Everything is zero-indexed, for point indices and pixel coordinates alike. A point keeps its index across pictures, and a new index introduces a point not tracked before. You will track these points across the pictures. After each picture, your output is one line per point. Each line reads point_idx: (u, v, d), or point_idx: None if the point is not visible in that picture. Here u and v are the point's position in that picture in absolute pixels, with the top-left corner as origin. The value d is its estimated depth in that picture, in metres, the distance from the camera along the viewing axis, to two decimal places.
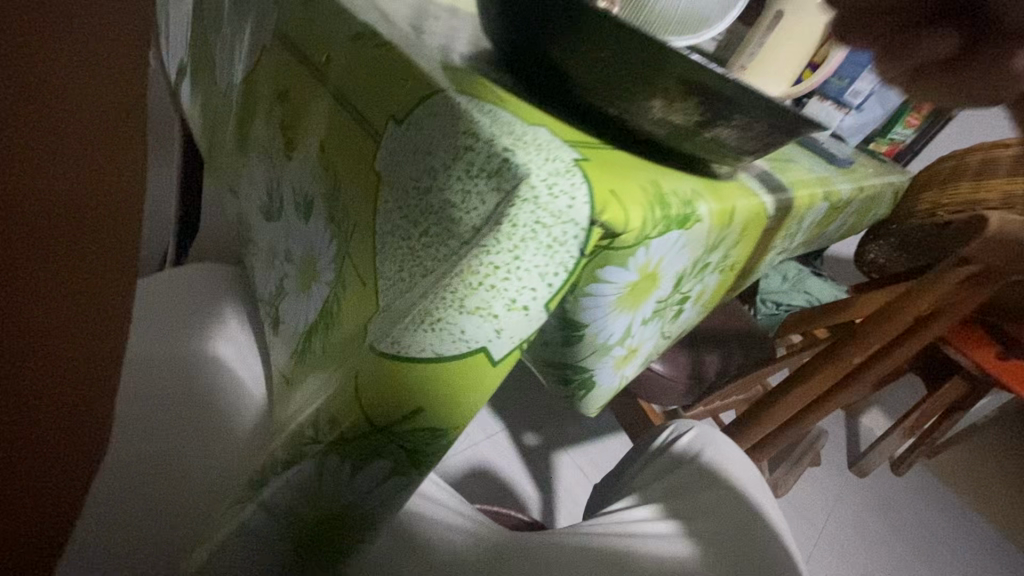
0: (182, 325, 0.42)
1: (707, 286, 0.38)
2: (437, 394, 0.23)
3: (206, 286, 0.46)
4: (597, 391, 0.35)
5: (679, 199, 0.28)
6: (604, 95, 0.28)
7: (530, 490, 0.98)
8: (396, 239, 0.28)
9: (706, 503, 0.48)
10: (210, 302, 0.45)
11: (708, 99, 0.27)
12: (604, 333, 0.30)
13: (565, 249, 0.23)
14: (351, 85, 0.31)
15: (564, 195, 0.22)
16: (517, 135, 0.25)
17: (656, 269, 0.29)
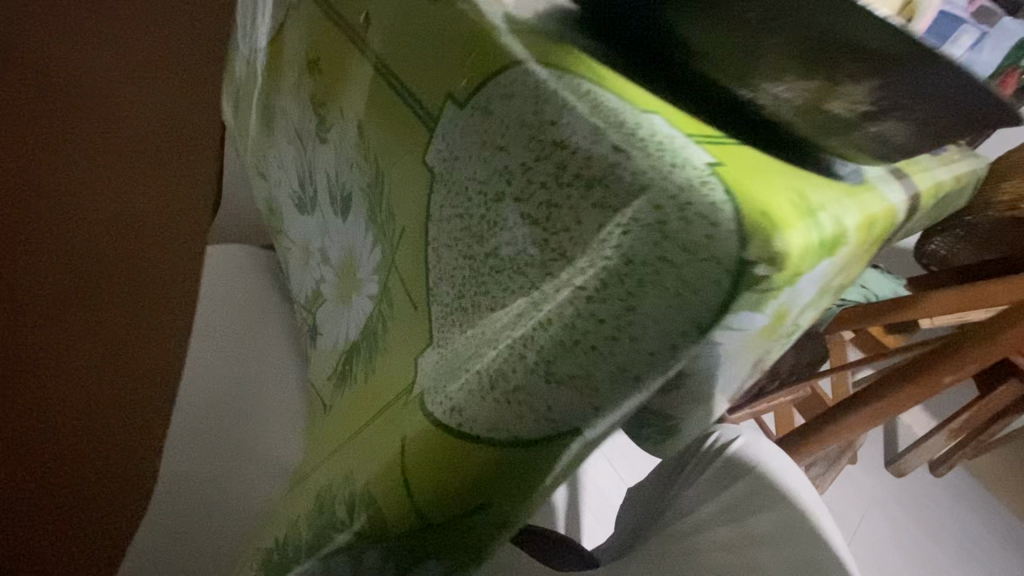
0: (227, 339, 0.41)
1: (823, 312, 0.31)
2: (506, 483, 0.19)
3: (246, 291, 0.44)
4: (682, 438, 0.29)
5: (831, 217, 0.21)
6: (734, 73, 0.21)
7: None
8: (455, 257, 0.22)
9: (763, 533, 0.42)
10: (251, 310, 0.43)
11: (887, 80, 0.20)
12: (712, 382, 0.23)
13: (700, 298, 0.16)
14: (397, 54, 0.24)
15: (700, 221, 0.16)
16: (629, 128, 0.18)
17: (791, 306, 0.22)
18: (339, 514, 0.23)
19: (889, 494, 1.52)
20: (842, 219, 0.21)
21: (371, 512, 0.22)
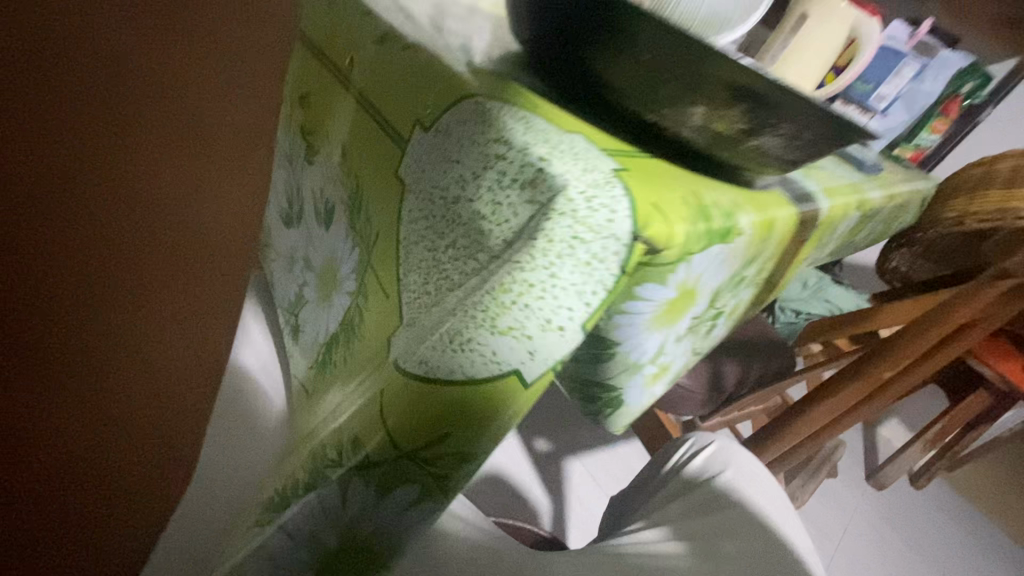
0: None
1: (741, 300, 0.36)
2: (466, 420, 0.22)
3: None
4: (625, 410, 0.33)
5: (720, 212, 0.26)
6: (641, 101, 0.27)
7: (540, 495, 1.09)
8: (422, 249, 0.27)
9: (723, 525, 0.50)
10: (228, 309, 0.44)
11: (755, 108, 0.26)
12: (636, 351, 0.28)
13: (604, 266, 0.21)
14: (376, 90, 0.30)
15: (603, 208, 0.21)
16: (553, 144, 0.23)
17: (695, 285, 0.27)
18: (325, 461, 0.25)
19: (866, 505, 1.56)
20: (732, 215, 0.27)
21: (345, 457, 0.24)
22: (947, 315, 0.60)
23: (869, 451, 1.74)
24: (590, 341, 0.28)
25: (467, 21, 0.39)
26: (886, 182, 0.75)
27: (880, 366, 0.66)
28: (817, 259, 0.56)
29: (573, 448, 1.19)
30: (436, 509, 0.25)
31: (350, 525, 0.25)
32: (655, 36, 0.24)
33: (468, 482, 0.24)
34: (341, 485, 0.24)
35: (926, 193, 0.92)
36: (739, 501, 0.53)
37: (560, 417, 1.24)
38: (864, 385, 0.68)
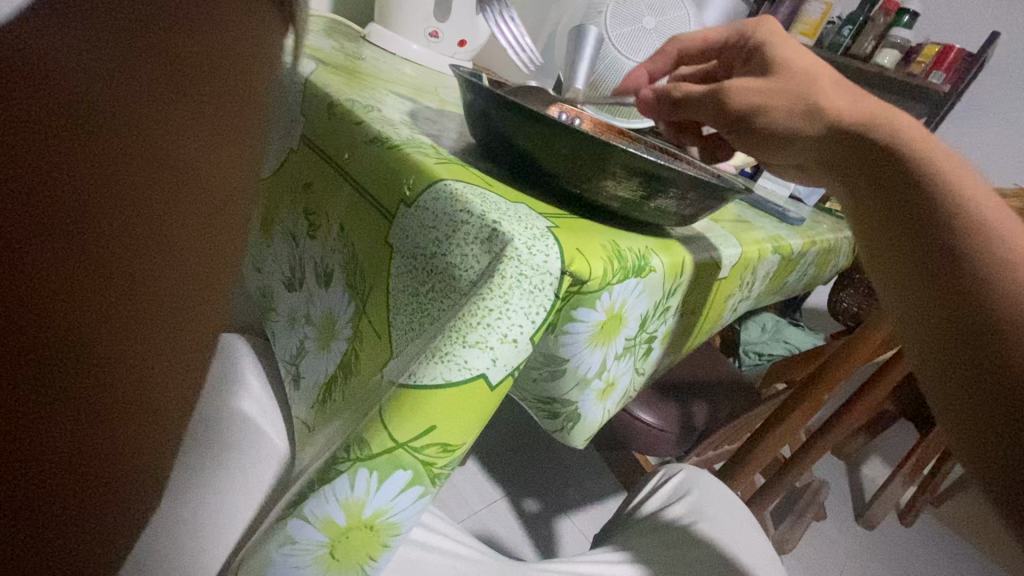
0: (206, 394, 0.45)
1: (670, 327, 0.45)
2: (453, 412, 0.28)
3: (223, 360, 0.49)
4: (583, 423, 0.40)
5: (634, 254, 0.35)
6: (569, 175, 0.36)
7: (531, 554, 1.08)
8: (408, 296, 0.34)
9: (667, 539, 0.55)
10: (228, 370, 0.48)
11: (649, 178, 0.36)
12: (582, 366, 0.36)
13: (544, 294, 0.29)
14: (367, 178, 0.38)
15: (540, 253, 0.29)
16: (502, 211, 0.32)
17: (622, 310, 0.35)
18: (332, 465, 0.28)
19: (859, 546, 1.56)
20: (644, 255, 0.36)
21: (354, 451, 0.28)
22: (867, 338, 0.69)
23: (855, 492, 1.77)
24: (545, 359, 0.36)
25: (437, 123, 0.50)
26: (809, 231, 0.87)
27: (821, 388, 0.76)
28: (748, 298, 0.65)
29: (561, 507, 1.20)
30: (423, 497, 0.29)
31: (355, 514, 0.28)
32: (572, 133, 0.34)
33: (452, 470, 0.29)
34: (350, 477, 0.27)
35: (851, 238, 1.04)
36: (700, 517, 0.58)
37: (545, 477, 1.25)
38: (811, 405, 0.78)
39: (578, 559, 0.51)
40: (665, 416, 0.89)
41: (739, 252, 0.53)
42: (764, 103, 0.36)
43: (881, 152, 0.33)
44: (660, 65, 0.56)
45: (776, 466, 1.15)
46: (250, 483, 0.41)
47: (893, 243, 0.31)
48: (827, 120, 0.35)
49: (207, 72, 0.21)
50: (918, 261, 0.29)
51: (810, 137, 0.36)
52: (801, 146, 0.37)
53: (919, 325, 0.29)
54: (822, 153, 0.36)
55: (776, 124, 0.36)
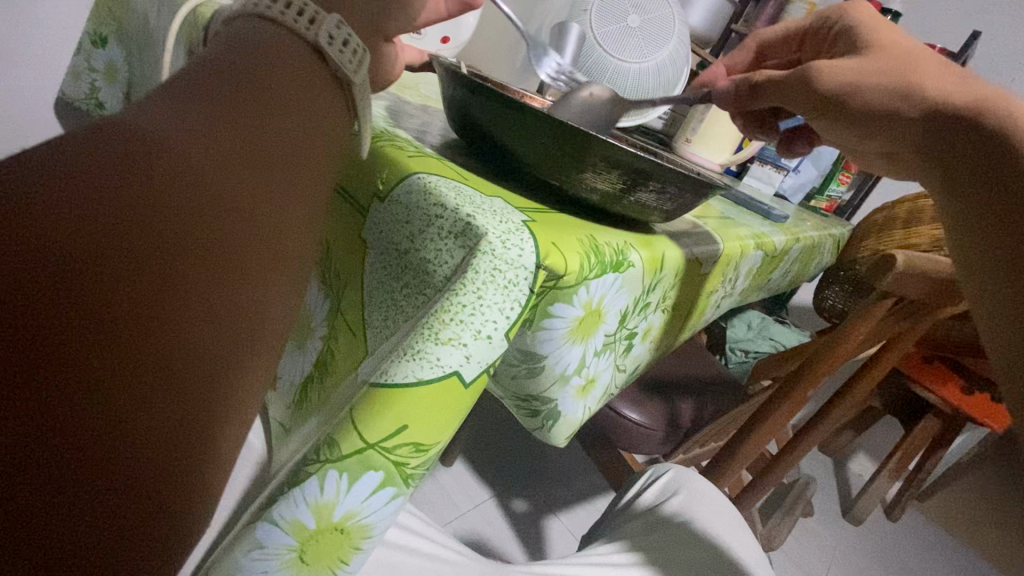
0: None
1: (652, 323, 0.44)
2: (425, 410, 0.27)
3: None
4: (564, 421, 0.39)
5: (612, 249, 0.35)
6: (547, 168, 0.36)
7: (520, 555, 1.08)
8: (382, 294, 0.33)
9: (655, 542, 0.54)
10: None
11: (626, 171, 0.35)
12: (561, 363, 0.35)
13: (518, 288, 0.28)
14: (340, 174, 0.37)
15: (515, 247, 0.28)
16: (477, 205, 0.31)
17: (600, 305, 0.35)
18: (300, 467, 0.27)
19: (846, 541, 1.58)
20: (622, 249, 0.36)
21: (323, 452, 0.27)
22: (851, 332, 0.69)
23: (841, 487, 1.78)
24: (523, 357, 0.35)
25: (416, 118, 0.49)
26: (793, 227, 0.87)
27: (806, 383, 0.76)
28: (732, 294, 0.65)
29: (550, 507, 1.20)
30: (395, 498, 0.28)
31: (325, 517, 0.27)
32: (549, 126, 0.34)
33: (426, 470, 0.28)
34: (319, 479, 0.26)
35: (835, 235, 1.05)
36: (691, 516, 0.57)
37: (533, 478, 1.25)
38: (797, 401, 0.78)
39: (566, 560, 0.50)
40: (651, 413, 0.89)
41: (722, 247, 0.52)
42: (857, 83, 0.38)
43: (981, 133, 0.34)
44: (738, 59, 0.58)
45: (763, 462, 1.16)
46: (225, 487, 0.40)
47: (991, 221, 0.32)
48: (927, 102, 0.36)
49: (281, 110, 0.25)
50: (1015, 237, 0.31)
51: (908, 117, 0.37)
52: (893, 128, 0.38)
53: (1000, 302, 0.31)
54: (916, 134, 0.37)
55: (873, 104, 0.38)
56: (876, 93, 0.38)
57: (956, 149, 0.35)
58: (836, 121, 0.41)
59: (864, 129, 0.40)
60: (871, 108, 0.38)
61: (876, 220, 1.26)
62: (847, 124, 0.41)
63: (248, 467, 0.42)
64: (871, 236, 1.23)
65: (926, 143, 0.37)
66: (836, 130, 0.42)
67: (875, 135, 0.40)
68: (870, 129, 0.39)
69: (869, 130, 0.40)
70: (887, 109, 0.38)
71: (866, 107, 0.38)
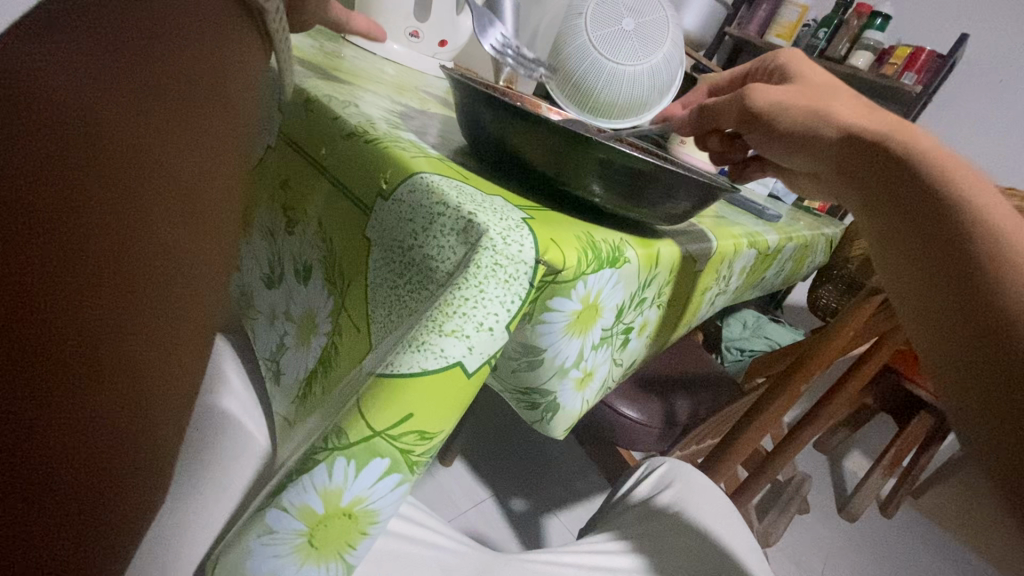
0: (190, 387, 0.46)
1: (647, 318, 0.46)
2: (431, 399, 0.28)
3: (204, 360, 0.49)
4: (562, 413, 0.41)
5: (609, 245, 0.36)
6: (546, 168, 0.37)
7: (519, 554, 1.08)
8: (386, 289, 0.34)
9: (651, 530, 0.56)
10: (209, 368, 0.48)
11: (624, 172, 0.36)
12: (560, 356, 0.36)
13: (519, 283, 0.29)
14: (344, 174, 0.38)
15: (515, 243, 0.29)
16: (478, 204, 0.32)
17: (598, 300, 0.36)
18: (308, 457, 0.28)
19: (842, 538, 1.59)
20: (620, 247, 0.37)
21: (331, 441, 0.28)
22: (842, 328, 0.71)
23: (837, 484, 1.80)
24: (523, 350, 0.36)
25: (417, 120, 0.50)
26: (786, 227, 0.89)
27: (799, 379, 0.77)
28: (726, 292, 0.66)
29: (549, 506, 1.21)
30: (400, 486, 0.29)
31: (333, 502, 0.28)
32: (548, 127, 0.35)
33: (431, 458, 0.29)
34: (328, 466, 0.27)
35: (828, 235, 1.06)
36: (686, 506, 0.59)
37: (532, 477, 1.26)
38: (790, 397, 0.79)
39: (564, 549, 0.52)
40: (648, 411, 0.90)
41: (716, 245, 0.54)
42: (786, 102, 0.43)
43: (895, 162, 0.37)
44: (711, 83, 0.65)
45: (758, 459, 1.17)
46: (230, 478, 0.41)
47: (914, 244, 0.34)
48: (843, 126, 0.40)
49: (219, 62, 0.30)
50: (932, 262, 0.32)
51: (829, 140, 0.41)
52: (817, 150, 0.42)
53: (926, 306, 0.32)
54: (835, 157, 0.41)
55: (798, 127, 0.42)
56: (801, 120, 0.42)
57: (869, 177, 0.38)
58: (768, 144, 0.46)
59: (794, 150, 0.43)
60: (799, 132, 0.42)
61: (868, 220, 1.28)
62: (779, 144, 0.44)
63: (251, 459, 0.43)
64: (864, 236, 1.25)
65: (841, 165, 0.40)
66: (771, 148, 0.46)
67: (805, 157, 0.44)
68: (798, 150, 0.43)
69: (792, 153, 0.44)
70: (814, 135, 0.41)
71: (794, 131, 0.43)
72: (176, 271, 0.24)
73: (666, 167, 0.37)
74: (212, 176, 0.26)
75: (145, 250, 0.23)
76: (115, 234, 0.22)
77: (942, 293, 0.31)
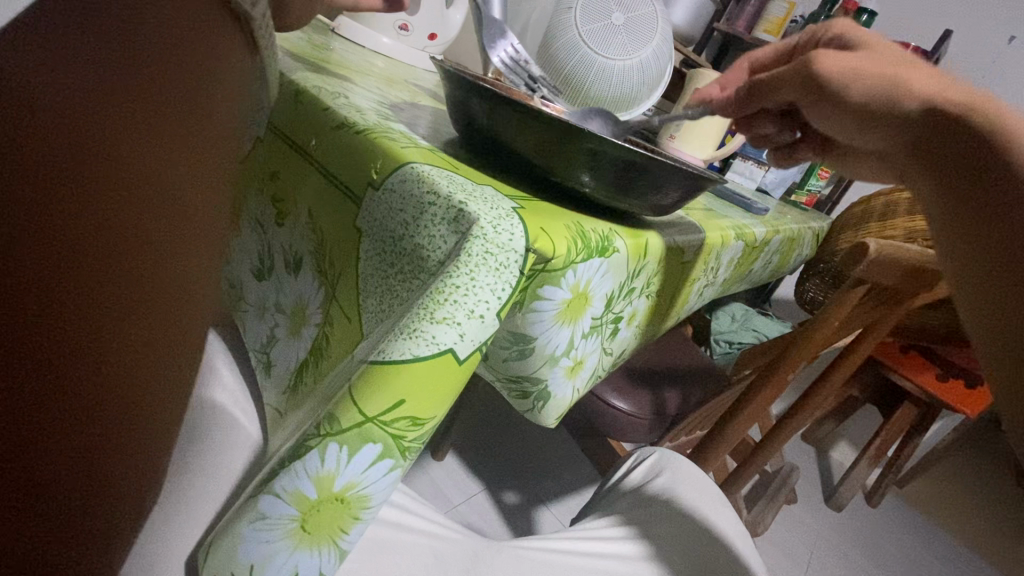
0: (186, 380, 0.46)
1: (636, 308, 0.46)
2: (422, 386, 0.28)
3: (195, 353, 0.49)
4: (553, 401, 0.41)
5: (598, 234, 0.36)
6: (538, 159, 0.37)
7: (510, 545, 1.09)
8: (377, 279, 0.34)
9: (642, 517, 0.57)
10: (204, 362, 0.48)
11: (614, 162, 0.37)
12: (551, 344, 0.37)
13: (509, 271, 0.30)
14: (334, 165, 0.39)
15: (505, 232, 0.30)
16: (469, 193, 0.32)
17: (587, 289, 0.36)
18: (303, 446, 0.28)
19: (829, 527, 1.62)
20: (608, 237, 0.37)
21: (324, 427, 0.28)
22: (826, 316, 0.72)
23: (823, 474, 1.83)
24: (514, 338, 0.37)
25: (407, 112, 0.50)
26: (774, 219, 0.90)
27: (786, 368, 0.78)
28: (713, 283, 0.67)
29: (540, 498, 1.21)
30: (392, 472, 0.29)
31: (325, 488, 0.28)
32: (539, 117, 0.35)
33: (422, 444, 0.30)
34: (320, 452, 0.28)
35: (814, 228, 1.08)
36: (677, 495, 0.60)
37: (523, 470, 1.26)
38: (776, 385, 0.80)
39: (555, 535, 0.52)
40: (638, 402, 0.91)
41: (704, 236, 0.54)
42: (852, 73, 0.40)
43: (965, 139, 0.34)
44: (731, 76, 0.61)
45: (746, 450, 1.19)
46: (221, 469, 0.41)
47: (978, 232, 0.32)
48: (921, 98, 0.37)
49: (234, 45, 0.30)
50: (994, 250, 0.32)
51: (901, 114, 0.38)
52: (889, 126, 0.39)
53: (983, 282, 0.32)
54: (909, 130, 0.37)
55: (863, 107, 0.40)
56: (865, 90, 0.40)
57: (940, 158, 0.35)
58: (838, 116, 0.43)
59: (869, 126, 0.41)
60: (863, 105, 0.40)
61: (853, 214, 1.30)
62: (843, 116, 0.42)
63: (244, 450, 0.43)
64: (849, 229, 1.27)
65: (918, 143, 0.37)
66: (835, 120, 0.44)
67: (871, 135, 0.41)
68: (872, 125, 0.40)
69: (861, 125, 0.41)
70: (883, 108, 0.39)
71: (858, 102, 0.40)
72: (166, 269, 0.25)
73: (655, 158, 0.37)
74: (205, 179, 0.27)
75: (147, 248, 0.24)
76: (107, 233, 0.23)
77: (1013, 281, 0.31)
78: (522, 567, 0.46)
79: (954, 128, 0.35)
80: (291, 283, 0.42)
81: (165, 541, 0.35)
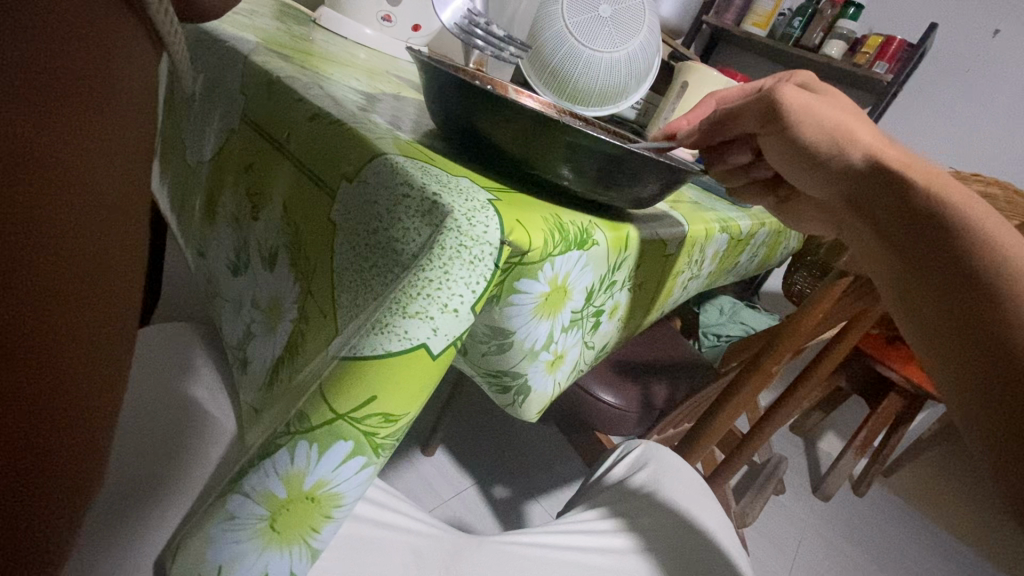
0: (162, 376, 0.45)
1: (617, 301, 0.46)
2: (395, 383, 0.28)
3: (172, 349, 0.48)
4: (534, 396, 0.41)
5: (577, 227, 0.36)
6: (519, 152, 0.37)
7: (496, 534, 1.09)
8: (352, 272, 0.34)
9: (625, 510, 0.57)
10: (181, 359, 0.48)
11: (593, 157, 0.36)
12: (530, 338, 0.36)
13: (484, 264, 0.29)
14: (309, 156, 0.38)
15: (480, 224, 0.29)
16: (444, 184, 0.32)
17: (565, 282, 0.36)
18: (276, 447, 0.28)
19: (816, 516, 1.64)
20: (589, 231, 0.37)
21: (294, 426, 0.28)
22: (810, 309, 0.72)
23: (811, 465, 1.85)
24: (492, 332, 0.36)
25: (388, 104, 0.49)
26: (760, 213, 0.90)
27: (771, 361, 0.79)
28: (698, 276, 0.67)
29: (530, 492, 1.21)
30: (365, 470, 0.29)
31: (296, 487, 0.28)
32: (517, 112, 0.35)
33: (396, 441, 0.29)
34: (291, 449, 0.27)
35: None
36: (660, 489, 0.59)
37: (513, 464, 1.26)
38: (760, 379, 0.81)
39: (537, 529, 0.52)
40: (625, 396, 0.91)
41: (688, 229, 0.54)
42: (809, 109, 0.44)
43: (906, 195, 0.37)
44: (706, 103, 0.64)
45: (733, 442, 1.19)
46: (194, 467, 0.40)
47: (933, 279, 0.34)
48: (870, 151, 0.41)
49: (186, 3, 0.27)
50: (943, 300, 0.33)
51: (855, 159, 0.42)
52: (836, 170, 0.43)
53: (936, 324, 0.33)
54: (855, 178, 0.42)
55: (813, 145, 0.44)
56: (817, 130, 0.44)
57: (876, 204, 0.39)
58: (794, 153, 0.47)
59: (822, 166, 0.44)
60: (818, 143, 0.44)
61: None
62: (794, 154, 0.47)
63: (220, 445, 0.42)
64: None
65: (862, 186, 0.41)
66: (785, 155, 0.48)
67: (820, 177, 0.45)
68: (824, 166, 0.44)
69: (815, 166, 0.45)
70: (833, 152, 0.43)
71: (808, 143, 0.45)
72: (109, 270, 0.22)
73: (636, 152, 0.37)
74: (130, 164, 0.24)
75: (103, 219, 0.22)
76: (50, 237, 0.20)
77: (961, 332, 0.31)
78: (503, 563, 0.46)
79: (893, 183, 0.39)
80: (268, 278, 0.41)
81: (135, 537, 0.34)
